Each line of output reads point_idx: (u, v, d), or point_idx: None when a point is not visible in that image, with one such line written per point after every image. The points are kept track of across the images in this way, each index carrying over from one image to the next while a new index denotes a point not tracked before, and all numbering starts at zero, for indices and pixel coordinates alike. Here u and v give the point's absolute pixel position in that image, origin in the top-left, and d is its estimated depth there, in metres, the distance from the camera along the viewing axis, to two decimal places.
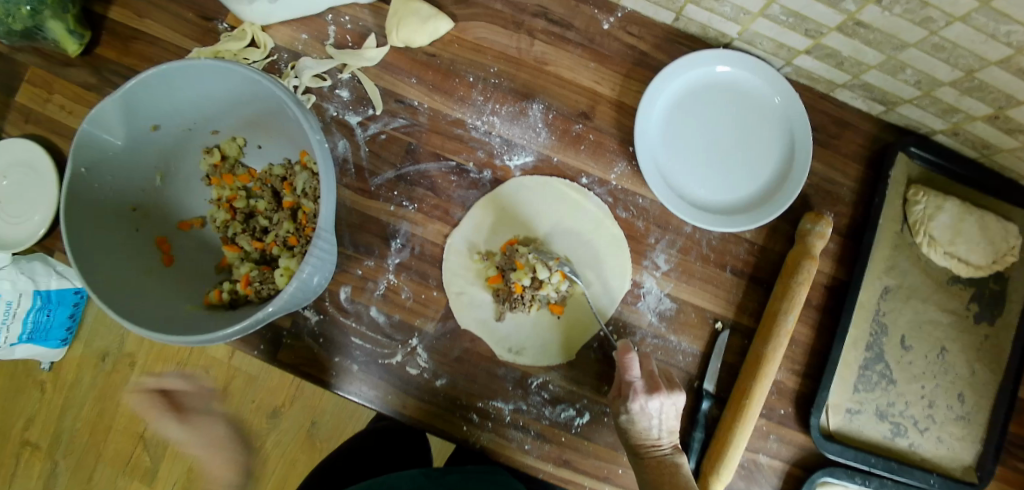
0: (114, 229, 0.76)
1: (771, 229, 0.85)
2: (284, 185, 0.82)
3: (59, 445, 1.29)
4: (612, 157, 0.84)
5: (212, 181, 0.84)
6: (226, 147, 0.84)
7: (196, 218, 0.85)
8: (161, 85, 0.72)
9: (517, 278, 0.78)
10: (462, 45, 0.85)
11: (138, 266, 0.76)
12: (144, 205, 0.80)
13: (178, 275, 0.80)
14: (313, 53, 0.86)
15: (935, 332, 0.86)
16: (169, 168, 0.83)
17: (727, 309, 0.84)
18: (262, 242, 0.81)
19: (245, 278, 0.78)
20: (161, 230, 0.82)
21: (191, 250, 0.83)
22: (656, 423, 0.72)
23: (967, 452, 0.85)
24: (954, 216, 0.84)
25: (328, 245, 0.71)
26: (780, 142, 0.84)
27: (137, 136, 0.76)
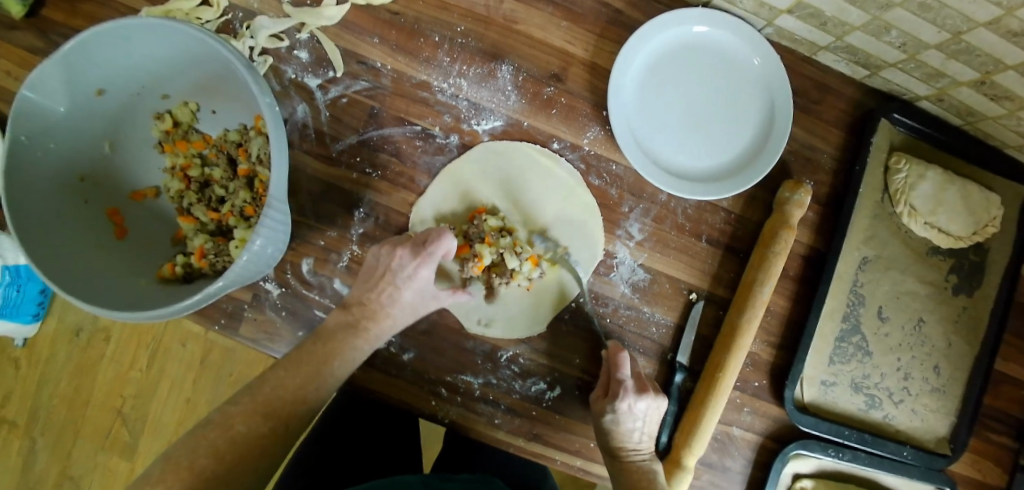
0: (59, 201, 0.71)
1: (750, 199, 0.82)
2: (240, 152, 0.78)
3: (37, 418, 1.27)
4: (584, 122, 0.81)
5: (164, 148, 0.80)
6: (178, 112, 0.79)
7: (149, 188, 0.81)
8: (103, 46, 0.67)
9: (479, 254, 0.75)
10: (428, 2, 0.80)
11: (87, 239, 0.72)
12: (92, 175, 0.76)
13: (131, 248, 0.76)
14: (269, 11, 0.81)
15: (912, 303, 0.84)
16: (118, 135, 0.78)
17: (702, 281, 0.82)
18: (218, 212, 0.77)
19: (199, 250, 0.74)
20: (111, 202, 0.77)
21: (146, 221, 0.80)
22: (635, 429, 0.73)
23: (941, 425, 0.84)
24: (936, 185, 0.81)
25: (284, 216, 0.67)
26: (758, 108, 0.81)
27: (80, 101, 0.71)
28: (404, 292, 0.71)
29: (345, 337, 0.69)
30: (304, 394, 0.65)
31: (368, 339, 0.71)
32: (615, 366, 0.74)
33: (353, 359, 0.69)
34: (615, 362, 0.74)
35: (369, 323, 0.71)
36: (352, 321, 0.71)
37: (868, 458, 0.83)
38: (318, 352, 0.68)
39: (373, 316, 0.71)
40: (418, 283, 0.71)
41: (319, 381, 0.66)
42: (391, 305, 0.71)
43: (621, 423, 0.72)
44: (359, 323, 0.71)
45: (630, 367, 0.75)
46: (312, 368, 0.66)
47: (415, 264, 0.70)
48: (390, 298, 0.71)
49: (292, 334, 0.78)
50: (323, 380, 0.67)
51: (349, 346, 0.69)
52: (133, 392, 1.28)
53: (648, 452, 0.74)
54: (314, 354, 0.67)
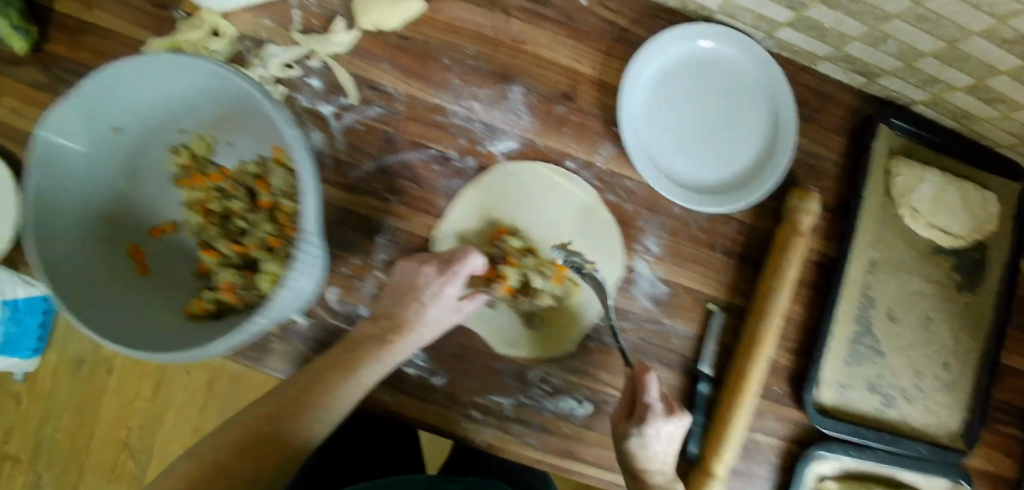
0: (80, 241, 0.70)
1: (760, 208, 0.84)
2: (260, 184, 0.77)
3: (40, 455, 1.22)
4: (596, 139, 0.82)
5: (182, 182, 0.79)
6: (195, 146, 0.79)
7: (168, 222, 0.80)
8: (121, 85, 0.67)
9: (505, 276, 0.75)
10: (436, 26, 0.81)
11: (111, 279, 0.72)
12: (113, 215, 0.76)
13: (154, 285, 0.76)
14: (278, 40, 0.81)
15: (920, 301, 0.87)
16: (136, 172, 0.78)
17: (719, 290, 0.83)
18: (243, 245, 0.76)
19: (227, 285, 0.73)
20: (132, 239, 0.77)
21: (167, 256, 0.79)
22: (660, 453, 0.72)
23: (954, 418, 0.87)
24: (935, 186, 0.84)
25: (319, 250, 0.68)
26: (765, 120, 0.83)
27: (99, 141, 0.71)
28: (430, 310, 0.70)
29: (372, 347, 0.69)
30: (325, 400, 0.63)
31: (394, 352, 0.69)
32: (640, 388, 0.73)
33: (379, 369, 0.68)
34: (640, 382, 0.73)
35: (398, 336, 0.70)
36: (381, 331, 0.70)
37: (888, 456, 0.85)
38: (345, 362, 0.67)
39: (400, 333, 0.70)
40: (444, 302, 0.71)
41: (342, 389, 0.65)
42: (416, 318, 0.70)
43: (648, 447, 0.71)
44: (387, 334, 0.70)
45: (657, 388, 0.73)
46: (337, 378, 0.65)
47: (440, 281, 0.71)
48: (417, 315, 0.70)
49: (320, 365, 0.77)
50: (347, 389, 0.65)
51: (375, 356, 0.68)
52: (139, 422, 1.24)
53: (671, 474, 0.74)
54: (340, 362, 0.67)
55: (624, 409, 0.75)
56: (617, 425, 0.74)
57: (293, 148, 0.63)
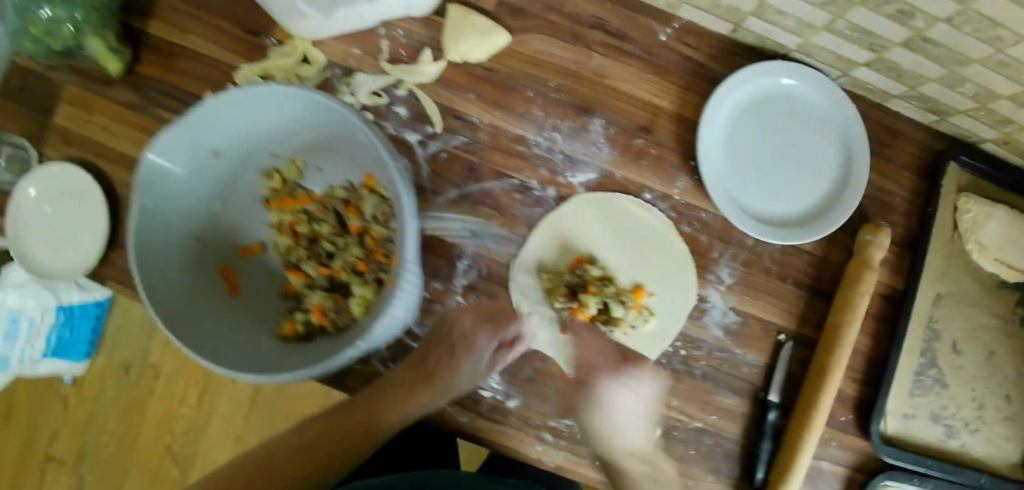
0: (178, 261, 0.72)
1: (830, 241, 0.87)
2: (349, 209, 0.78)
3: (86, 457, 1.28)
4: (673, 172, 0.84)
5: (272, 205, 0.80)
6: (286, 170, 0.80)
7: (257, 243, 0.81)
8: (226, 111, 0.68)
9: (583, 305, 0.78)
10: (519, 59, 0.84)
11: (205, 298, 0.73)
12: (204, 233, 0.77)
13: (243, 306, 0.76)
14: (368, 68, 0.84)
15: (984, 336, 0.88)
16: (229, 194, 0.79)
17: (789, 321, 0.85)
18: (331, 268, 0.77)
19: (318, 307, 0.74)
20: (223, 258, 0.78)
21: (255, 276, 0.80)
22: (630, 426, 0.68)
23: (1013, 451, 0.89)
24: (1004, 224, 0.86)
25: (416, 279, 0.69)
26: (838, 156, 0.85)
27: (198, 162, 0.72)
28: (462, 361, 0.70)
29: (415, 389, 0.68)
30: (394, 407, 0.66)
31: (420, 401, 0.68)
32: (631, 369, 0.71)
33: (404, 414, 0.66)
34: (507, 345, 0.74)
35: (433, 382, 0.69)
36: (413, 378, 0.69)
37: (951, 487, 0.87)
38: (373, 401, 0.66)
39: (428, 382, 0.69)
40: (479, 355, 0.72)
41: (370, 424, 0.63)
42: (446, 370, 0.69)
43: (610, 415, 0.67)
44: (422, 377, 0.69)
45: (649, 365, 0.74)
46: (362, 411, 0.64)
47: (478, 331, 0.72)
48: (448, 364, 0.70)
49: None
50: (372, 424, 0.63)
51: (403, 400, 0.67)
52: (183, 429, 1.27)
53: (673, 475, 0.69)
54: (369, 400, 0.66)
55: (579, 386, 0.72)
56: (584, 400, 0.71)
57: (399, 181, 0.65)
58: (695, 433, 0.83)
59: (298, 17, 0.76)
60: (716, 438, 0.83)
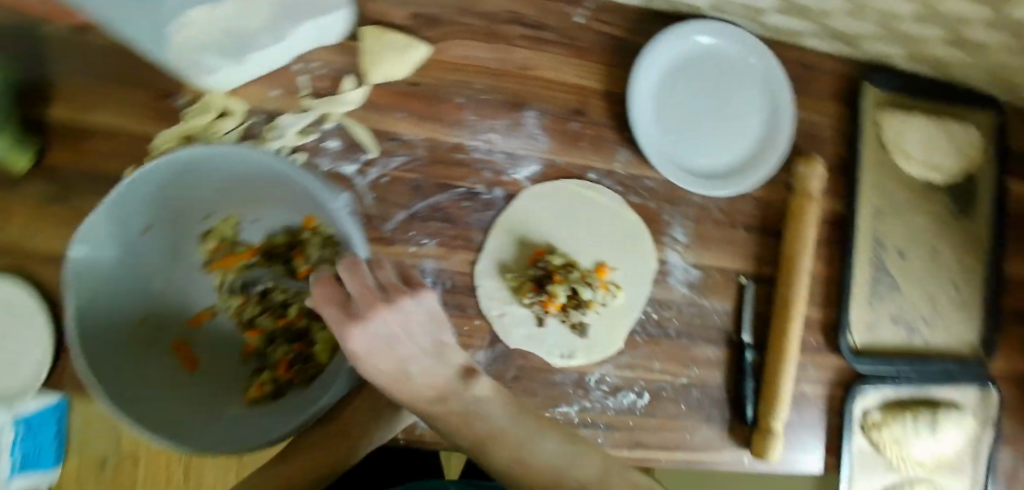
0: (129, 348, 0.64)
1: (770, 182, 0.91)
2: (297, 254, 0.73)
3: None
4: (612, 147, 0.86)
5: (213, 266, 0.76)
6: (222, 228, 0.75)
7: (205, 309, 0.76)
8: (154, 183, 0.61)
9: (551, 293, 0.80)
10: (442, 67, 0.83)
11: (164, 380, 0.66)
12: (151, 313, 0.70)
13: (206, 379, 0.71)
14: (289, 108, 0.82)
15: (925, 237, 0.95)
16: (168, 266, 0.72)
17: (746, 263, 0.90)
18: (286, 316, 0.75)
19: (283, 360, 0.72)
20: (173, 334, 0.72)
21: (210, 345, 0.75)
22: (421, 368, 0.55)
23: (971, 333, 0.96)
24: (922, 128, 0.92)
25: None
26: (764, 103, 0.89)
27: (131, 242, 0.64)
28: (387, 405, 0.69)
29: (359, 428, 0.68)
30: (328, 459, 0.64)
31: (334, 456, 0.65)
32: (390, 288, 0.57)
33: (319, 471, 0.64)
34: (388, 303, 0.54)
35: (352, 436, 0.67)
36: (334, 432, 0.67)
37: (920, 378, 0.93)
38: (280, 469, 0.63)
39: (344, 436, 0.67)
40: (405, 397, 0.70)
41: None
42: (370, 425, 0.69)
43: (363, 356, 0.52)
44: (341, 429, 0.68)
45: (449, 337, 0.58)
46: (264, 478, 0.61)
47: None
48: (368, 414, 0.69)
49: None
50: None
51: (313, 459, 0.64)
52: None
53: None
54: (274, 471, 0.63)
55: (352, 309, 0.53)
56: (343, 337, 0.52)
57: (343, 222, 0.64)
58: (683, 387, 0.88)
59: (205, 72, 0.73)
60: (702, 388, 0.88)
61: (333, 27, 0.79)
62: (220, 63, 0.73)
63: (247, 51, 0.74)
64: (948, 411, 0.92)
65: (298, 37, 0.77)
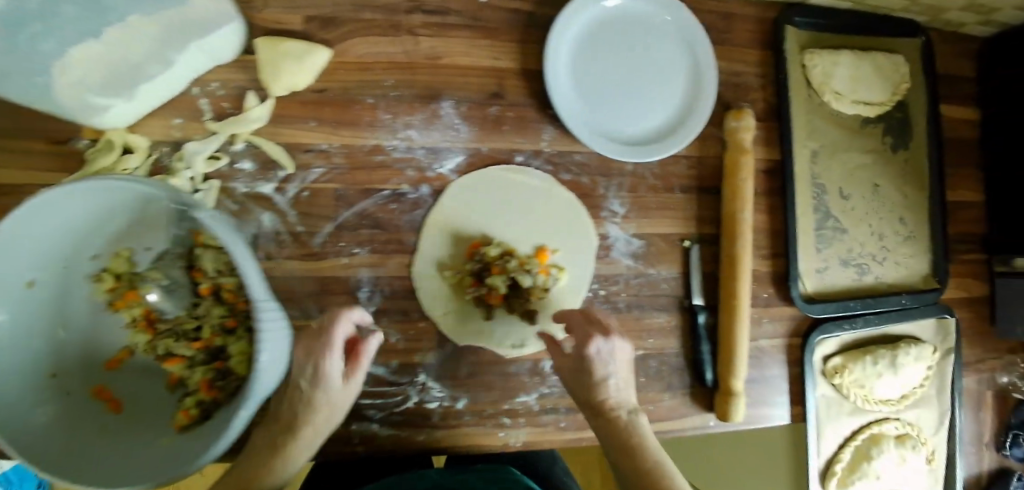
0: (44, 405, 0.67)
1: (703, 140, 0.89)
2: (195, 273, 0.74)
3: None
4: (537, 127, 0.84)
5: (117, 305, 0.76)
6: (115, 266, 0.74)
7: (121, 350, 0.77)
8: (15, 245, 0.61)
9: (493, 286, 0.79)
10: (347, 68, 0.80)
11: (89, 428, 0.69)
12: (63, 367, 0.71)
13: (133, 417, 0.73)
14: (195, 135, 0.78)
15: (865, 174, 0.94)
16: (68, 317, 0.73)
17: (689, 227, 0.89)
18: (201, 339, 0.74)
19: (203, 382, 0.72)
20: (92, 380, 0.74)
21: (134, 382, 0.77)
22: (616, 387, 0.73)
23: (921, 264, 0.96)
24: (850, 66, 0.91)
25: (281, 317, 0.64)
26: (683, 57, 0.87)
27: (15, 302, 0.65)
28: (314, 394, 0.66)
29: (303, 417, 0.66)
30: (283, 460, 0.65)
31: (295, 450, 0.66)
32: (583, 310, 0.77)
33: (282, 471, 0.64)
34: (599, 328, 0.73)
35: (298, 425, 0.66)
36: (282, 427, 0.66)
37: (877, 318, 0.93)
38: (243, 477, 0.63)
39: (291, 428, 0.66)
40: (329, 378, 0.66)
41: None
42: (306, 411, 0.66)
43: (596, 368, 0.72)
44: (287, 421, 0.67)
45: (613, 370, 0.73)
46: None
47: (313, 361, 0.66)
48: (302, 402, 0.66)
49: (345, 430, 0.79)
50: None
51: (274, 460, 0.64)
52: None
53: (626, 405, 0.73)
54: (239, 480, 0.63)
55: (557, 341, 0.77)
56: (567, 366, 0.74)
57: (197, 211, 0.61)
58: (640, 360, 0.87)
59: (98, 112, 0.70)
60: (659, 357, 0.88)
61: (230, 41, 0.75)
62: (114, 98, 0.69)
63: (141, 82, 0.70)
64: (906, 346, 0.93)
65: (193, 57, 0.73)
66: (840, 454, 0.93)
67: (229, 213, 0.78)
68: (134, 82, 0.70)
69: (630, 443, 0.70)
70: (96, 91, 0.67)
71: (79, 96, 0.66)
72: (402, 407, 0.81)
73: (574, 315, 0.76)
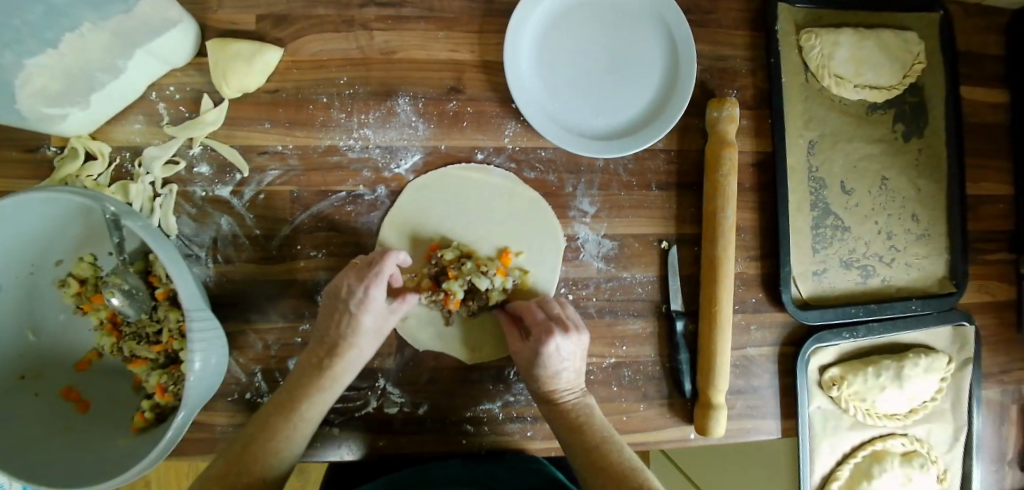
0: (7, 405, 0.68)
1: (684, 132, 0.82)
2: (152, 278, 0.73)
3: None
4: (498, 122, 0.80)
5: (82, 309, 0.75)
6: (78, 270, 0.73)
7: (90, 352, 0.76)
8: None
9: (451, 292, 0.74)
10: (301, 67, 0.78)
11: (51, 427, 0.69)
12: (30, 368, 0.72)
13: (97, 418, 0.73)
14: (154, 139, 0.78)
15: (871, 165, 0.85)
16: (36, 319, 0.73)
17: (667, 226, 0.82)
18: (161, 343, 0.72)
19: (157, 387, 0.71)
20: (59, 381, 0.74)
21: (102, 384, 0.76)
22: (568, 379, 0.73)
23: (937, 265, 0.86)
24: (853, 47, 0.82)
25: (215, 325, 0.65)
26: (659, 41, 0.80)
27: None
28: (359, 318, 0.69)
29: (341, 340, 0.70)
30: (322, 386, 0.69)
31: (335, 378, 0.70)
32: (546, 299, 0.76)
33: (322, 400, 0.69)
34: (561, 326, 0.71)
35: (343, 351, 0.70)
36: (321, 355, 0.70)
37: (882, 326, 0.84)
38: (285, 402, 0.68)
39: (337, 356, 0.70)
40: (374, 304, 0.70)
41: (289, 428, 0.66)
42: (351, 335, 0.70)
43: (547, 362, 0.71)
44: (327, 349, 0.70)
45: (569, 363, 0.72)
46: (282, 419, 0.66)
47: (364, 286, 0.69)
48: (349, 329, 0.69)
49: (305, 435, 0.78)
50: (294, 427, 0.66)
51: (315, 387, 0.69)
52: None
53: (575, 390, 0.74)
54: (282, 406, 0.67)
55: (516, 329, 0.75)
56: (521, 354, 0.73)
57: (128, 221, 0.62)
58: (613, 369, 0.82)
59: (55, 121, 0.70)
60: (634, 366, 0.82)
61: (182, 42, 0.74)
62: (69, 107, 0.69)
63: (95, 90, 0.70)
64: (915, 357, 0.84)
65: (145, 61, 0.72)
66: (838, 472, 0.85)
67: (188, 217, 0.77)
68: (88, 90, 0.69)
69: (577, 422, 0.71)
70: (48, 101, 0.66)
71: (32, 106, 0.65)
72: (361, 413, 0.79)
73: (536, 308, 0.74)
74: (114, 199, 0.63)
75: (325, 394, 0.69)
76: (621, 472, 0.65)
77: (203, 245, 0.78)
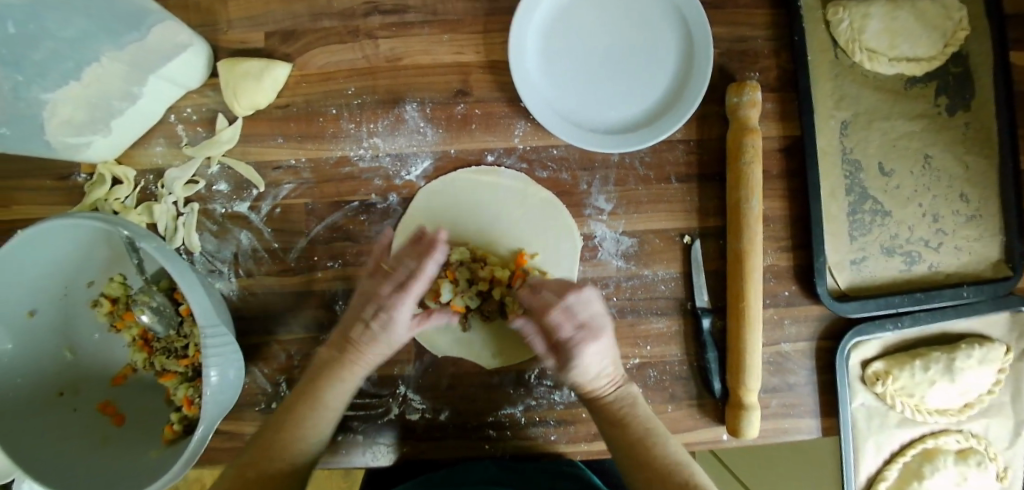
0: (45, 420, 0.71)
1: (702, 120, 0.79)
2: (177, 294, 0.75)
3: None
4: (507, 122, 0.78)
5: (116, 326, 0.77)
6: (109, 290, 0.76)
7: (125, 367, 0.79)
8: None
9: (448, 301, 0.75)
10: (310, 81, 0.79)
11: (87, 441, 0.72)
12: (69, 384, 0.76)
13: (131, 430, 0.75)
14: (175, 160, 0.80)
15: (911, 144, 0.78)
16: (72, 337, 0.77)
17: (690, 220, 0.79)
18: (188, 356, 0.74)
19: (185, 400, 0.73)
20: (97, 396, 0.77)
21: (136, 398, 0.78)
22: (608, 373, 0.68)
23: (990, 248, 0.79)
24: (885, 18, 0.77)
25: (230, 338, 0.67)
26: (672, 27, 0.76)
27: (15, 330, 0.70)
28: (381, 336, 0.69)
29: (362, 346, 0.69)
30: (340, 377, 0.68)
31: (356, 373, 0.69)
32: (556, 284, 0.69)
33: (344, 389, 0.68)
34: (590, 335, 0.66)
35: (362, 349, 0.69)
36: (342, 347, 0.69)
37: (931, 316, 0.77)
38: (308, 393, 0.67)
39: (354, 352, 0.69)
40: (398, 323, 0.69)
41: (314, 417, 0.66)
42: (369, 344, 0.69)
43: (582, 372, 0.66)
44: (349, 346, 0.69)
45: (603, 362, 0.67)
46: (304, 408, 0.66)
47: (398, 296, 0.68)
48: (368, 340, 0.69)
49: (333, 442, 0.79)
50: (319, 416, 0.66)
51: (336, 378, 0.68)
52: None
53: (616, 382, 0.68)
54: (304, 396, 0.67)
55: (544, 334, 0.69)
56: (556, 364, 0.69)
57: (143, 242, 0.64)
58: (637, 370, 0.80)
59: (81, 150, 0.72)
60: (660, 366, 0.79)
61: (195, 64, 0.75)
62: (92, 135, 0.70)
63: (115, 118, 0.71)
64: (967, 347, 0.78)
65: (159, 86, 0.73)
66: (885, 473, 0.80)
67: (210, 234, 0.79)
68: (109, 119, 0.70)
69: (619, 419, 0.66)
70: (73, 131, 0.69)
71: (57, 136, 0.68)
72: (385, 420, 0.80)
73: (560, 317, 0.66)
74: (130, 222, 0.65)
75: (346, 385, 0.69)
76: (666, 466, 0.61)
77: (226, 261, 0.80)
